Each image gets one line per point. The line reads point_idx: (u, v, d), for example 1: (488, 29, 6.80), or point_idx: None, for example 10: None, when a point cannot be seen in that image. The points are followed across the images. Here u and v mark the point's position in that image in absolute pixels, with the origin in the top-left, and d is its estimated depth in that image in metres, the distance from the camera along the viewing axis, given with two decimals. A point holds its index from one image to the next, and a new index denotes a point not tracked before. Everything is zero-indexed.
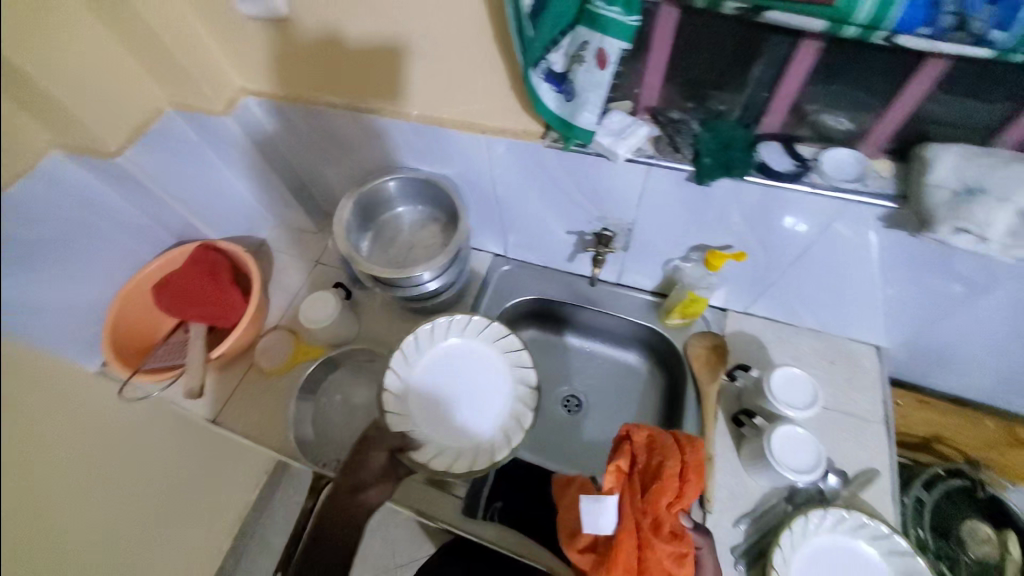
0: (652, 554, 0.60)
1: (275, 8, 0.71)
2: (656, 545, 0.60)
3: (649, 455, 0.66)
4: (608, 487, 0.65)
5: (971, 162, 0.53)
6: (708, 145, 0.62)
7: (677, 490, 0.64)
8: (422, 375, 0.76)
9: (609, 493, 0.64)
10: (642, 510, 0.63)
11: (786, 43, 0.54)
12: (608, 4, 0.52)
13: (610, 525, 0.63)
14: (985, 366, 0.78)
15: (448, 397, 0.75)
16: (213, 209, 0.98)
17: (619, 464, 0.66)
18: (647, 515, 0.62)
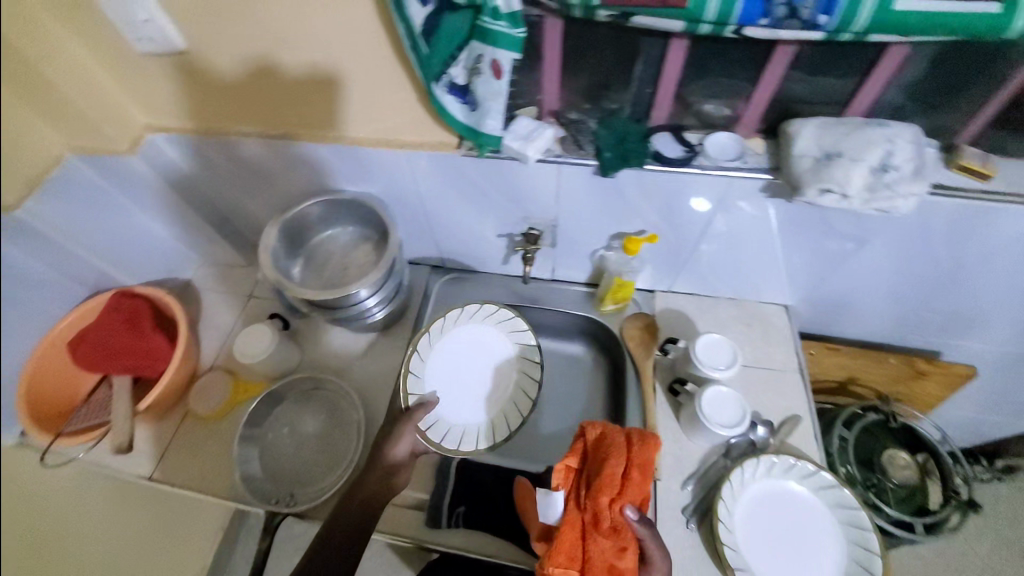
0: (593, 547, 0.60)
1: (172, 44, 0.70)
2: (595, 539, 0.60)
3: (597, 452, 0.65)
4: (557, 484, 0.66)
5: (826, 131, 0.61)
6: (607, 141, 0.68)
7: (618, 489, 0.61)
8: (439, 355, 0.86)
9: (556, 489, 0.65)
10: (585, 506, 0.62)
11: (659, 44, 0.60)
12: (495, 19, 0.55)
13: (556, 516, 0.64)
14: (876, 309, 0.88)
15: (460, 378, 0.85)
16: (127, 255, 0.93)
17: (568, 462, 0.66)
18: (588, 511, 0.61)
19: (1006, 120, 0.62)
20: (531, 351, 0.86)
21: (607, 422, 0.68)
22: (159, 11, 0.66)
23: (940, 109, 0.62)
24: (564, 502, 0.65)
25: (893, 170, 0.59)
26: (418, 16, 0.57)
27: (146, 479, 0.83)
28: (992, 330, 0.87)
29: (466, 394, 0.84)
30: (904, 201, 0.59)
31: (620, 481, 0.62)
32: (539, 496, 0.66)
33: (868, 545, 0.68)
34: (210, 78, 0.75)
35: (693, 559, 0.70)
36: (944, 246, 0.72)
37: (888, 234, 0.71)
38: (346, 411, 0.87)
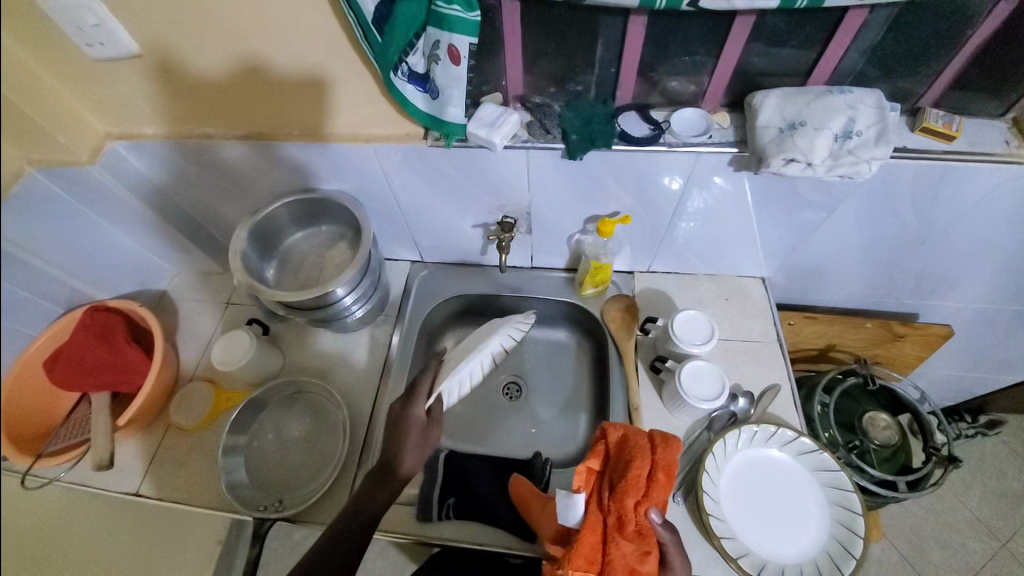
0: (616, 549, 0.58)
1: (124, 48, 0.68)
2: (618, 541, 0.58)
3: (620, 454, 0.65)
4: (577, 486, 0.65)
5: (788, 102, 0.61)
6: (572, 123, 0.67)
7: (647, 492, 0.60)
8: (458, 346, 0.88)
9: (578, 491, 0.64)
10: (609, 508, 0.61)
11: (618, 22, 0.59)
12: (448, 4, 0.54)
13: (577, 520, 0.62)
14: (851, 276, 0.90)
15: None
16: (97, 269, 0.91)
17: (589, 464, 0.66)
18: (611, 514, 0.60)
19: (963, 80, 0.62)
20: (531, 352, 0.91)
21: (631, 425, 0.69)
22: (106, 14, 0.64)
23: (900, 74, 0.62)
24: (584, 505, 0.63)
25: (856, 136, 0.59)
26: (371, 4, 0.55)
27: (134, 494, 0.82)
28: (962, 288, 0.89)
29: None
30: (868, 166, 0.59)
31: (645, 484, 0.61)
32: (559, 498, 0.63)
33: (850, 505, 0.70)
34: (167, 81, 0.73)
35: (683, 532, 0.71)
36: (912, 209, 0.73)
37: (856, 200, 0.72)
38: (332, 412, 0.86)
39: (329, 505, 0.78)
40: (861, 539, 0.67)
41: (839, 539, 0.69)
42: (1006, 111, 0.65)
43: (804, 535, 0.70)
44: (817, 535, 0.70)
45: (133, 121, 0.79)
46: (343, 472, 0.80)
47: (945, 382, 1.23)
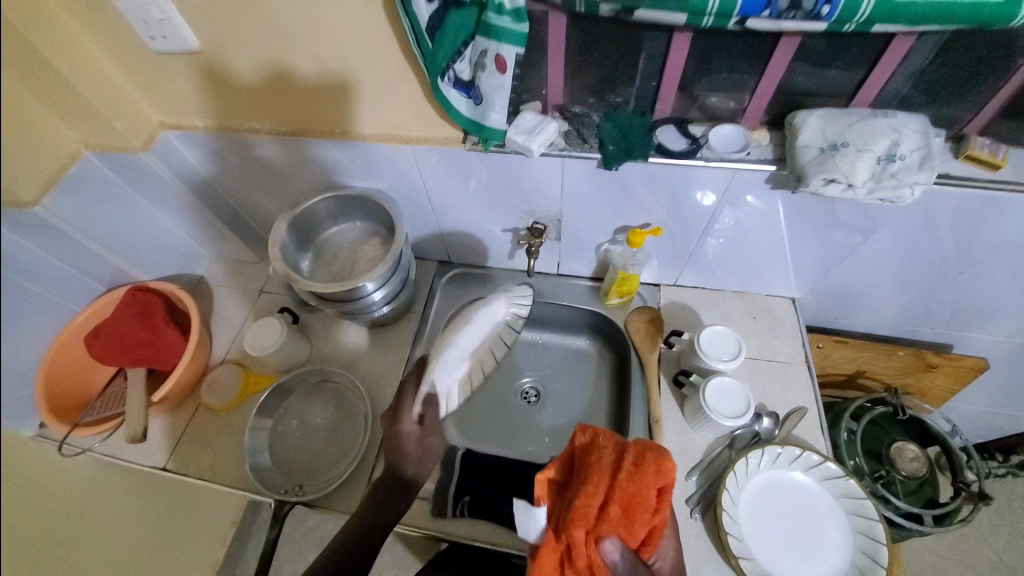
0: None
1: (186, 43, 0.71)
2: None
3: (581, 468, 0.59)
4: (540, 499, 0.62)
5: (830, 122, 0.61)
6: (610, 134, 0.68)
7: (593, 521, 0.54)
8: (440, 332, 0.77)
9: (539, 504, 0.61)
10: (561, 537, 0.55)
11: (662, 37, 0.60)
12: (499, 14, 0.56)
13: (536, 535, 0.59)
14: (884, 301, 0.88)
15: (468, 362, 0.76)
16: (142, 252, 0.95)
17: (548, 475, 0.62)
18: (562, 543, 0.55)
19: (1012, 107, 0.61)
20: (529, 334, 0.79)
21: (605, 433, 0.62)
22: (172, 10, 0.67)
23: (948, 99, 0.61)
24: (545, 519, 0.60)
25: (899, 160, 0.59)
26: (425, 12, 0.57)
27: (161, 468, 0.84)
28: (1000, 322, 0.86)
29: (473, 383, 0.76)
30: (910, 191, 0.58)
31: (596, 514, 0.54)
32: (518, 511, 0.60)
33: (873, 534, 0.68)
34: (221, 76, 0.76)
35: (699, 548, 0.71)
36: (952, 236, 0.71)
37: (893, 225, 0.71)
38: (355, 403, 0.88)
39: (348, 494, 0.80)
40: (884, 570, 0.66)
41: (858, 567, 0.68)
42: None
43: (823, 561, 0.69)
44: (836, 562, 0.69)
45: (188, 113, 0.83)
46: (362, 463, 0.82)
47: (975, 417, 1.19)
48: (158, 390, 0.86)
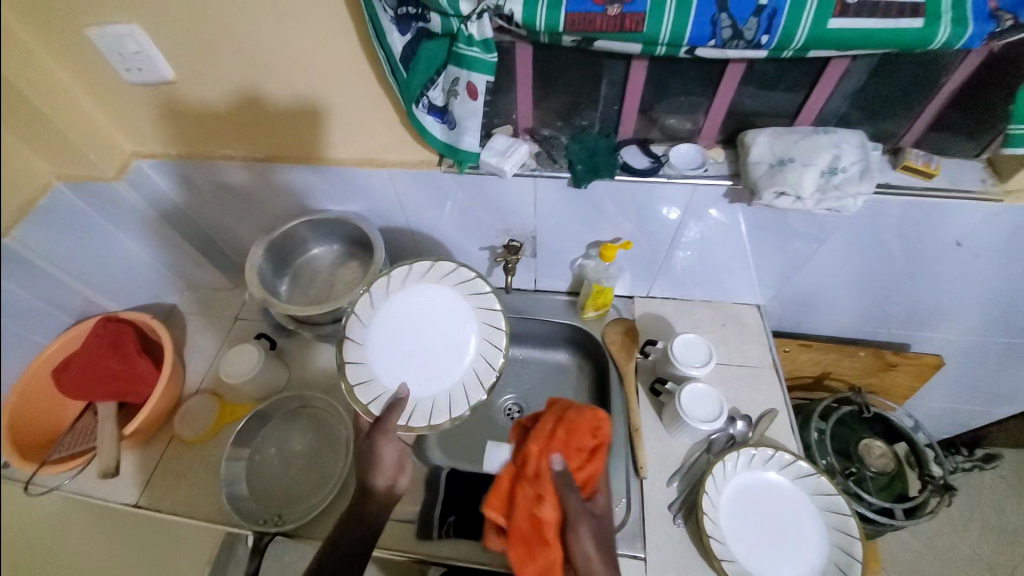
0: (520, 492, 0.65)
1: (162, 75, 0.73)
2: (519, 486, 0.66)
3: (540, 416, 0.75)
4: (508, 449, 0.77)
5: (777, 140, 0.66)
6: (578, 154, 0.72)
7: (547, 444, 0.69)
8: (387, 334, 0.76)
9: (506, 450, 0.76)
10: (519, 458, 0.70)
11: (622, 65, 0.65)
12: (468, 45, 0.59)
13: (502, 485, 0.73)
14: (843, 304, 0.93)
15: (397, 343, 0.76)
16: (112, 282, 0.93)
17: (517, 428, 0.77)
18: (519, 461, 0.69)
19: (941, 120, 0.67)
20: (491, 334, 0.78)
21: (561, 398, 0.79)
22: (149, 43, 0.69)
23: (881, 117, 0.68)
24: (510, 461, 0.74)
25: (842, 172, 0.64)
26: (398, 44, 0.61)
27: (133, 506, 0.82)
28: (949, 320, 0.92)
29: (419, 365, 0.75)
30: (853, 200, 0.63)
31: (548, 435, 0.70)
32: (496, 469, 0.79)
33: (847, 529, 0.71)
34: (196, 105, 0.78)
35: (683, 554, 0.72)
36: (897, 241, 0.77)
37: (843, 233, 0.77)
38: (335, 427, 0.87)
39: (330, 521, 0.78)
40: (859, 563, 0.68)
41: (836, 562, 0.70)
42: (981, 152, 0.70)
43: (803, 559, 0.71)
44: (816, 559, 0.71)
45: (163, 142, 0.84)
46: (344, 488, 0.80)
47: (938, 414, 1.25)
48: (130, 423, 0.84)
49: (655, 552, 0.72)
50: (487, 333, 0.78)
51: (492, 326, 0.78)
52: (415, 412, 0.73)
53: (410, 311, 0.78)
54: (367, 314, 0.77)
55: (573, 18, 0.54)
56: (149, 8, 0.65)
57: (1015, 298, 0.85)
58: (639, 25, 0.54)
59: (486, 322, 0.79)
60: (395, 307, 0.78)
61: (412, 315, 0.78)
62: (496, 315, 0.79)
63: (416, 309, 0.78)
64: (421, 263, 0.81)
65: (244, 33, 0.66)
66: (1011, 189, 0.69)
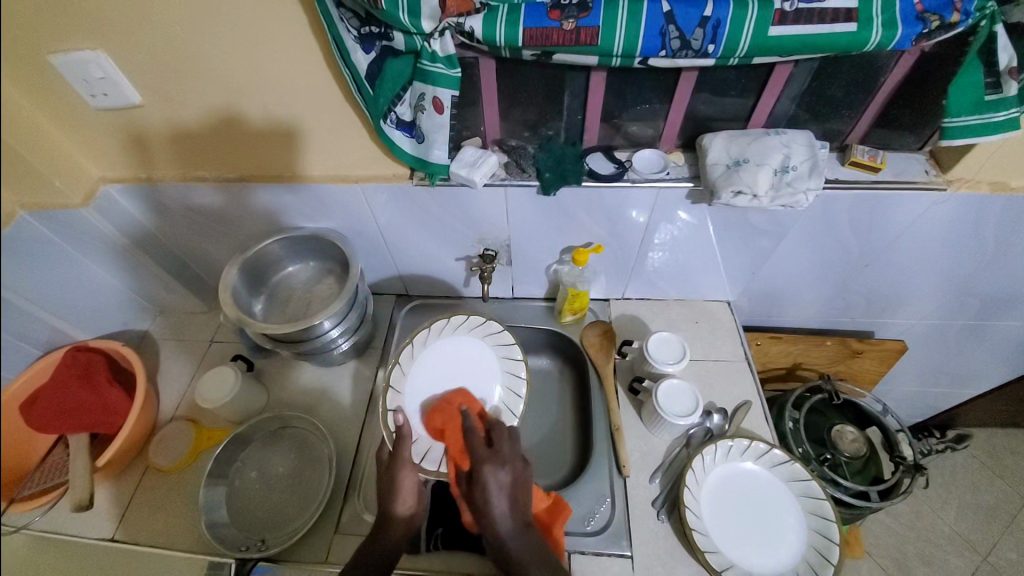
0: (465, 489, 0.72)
1: (128, 99, 0.73)
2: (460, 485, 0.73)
3: None
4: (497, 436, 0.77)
5: (731, 143, 0.70)
6: (545, 162, 0.74)
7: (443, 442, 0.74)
8: (421, 367, 0.83)
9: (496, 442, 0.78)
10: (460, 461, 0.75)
11: (582, 76, 0.68)
12: (432, 62, 0.61)
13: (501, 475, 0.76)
14: (809, 296, 0.97)
15: (430, 385, 0.82)
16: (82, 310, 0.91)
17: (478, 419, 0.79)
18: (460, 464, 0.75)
19: (884, 117, 0.72)
20: (510, 401, 0.82)
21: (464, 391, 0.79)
22: (114, 69, 0.69)
23: (827, 117, 0.72)
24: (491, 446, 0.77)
25: (793, 170, 0.67)
26: (363, 62, 0.62)
27: (109, 539, 0.79)
28: (908, 305, 0.97)
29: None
30: (805, 196, 0.67)
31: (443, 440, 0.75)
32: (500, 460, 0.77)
33: (824, 512, 0.73)
34: (164, 129, 0.78)
35: (669, 549, 0.73)
36: (852, 233, 0.81)
37: (800, 227, 0.81)
38: (317, 446, 0.86)
39: (314, 541, 0.77)
40: (837, 545, 0.70)
41: (816, 546, 0.72)
42: (922, 145, 0.75)
43: (783, 545, 0.72)
44: (796, 544, 0.73)
45: (131, 166, 0.83)
46: (328, 506, 0.79)
47: (909, 398, 1.30)
48: (103, 453, 0.82)
49: (642, 549, 0.73)
50: (510, 398, 0.82)
51: (515, 394, 0.82)
52: (427, 453, 0.76)
53: (451, 360, 0.84)
54: (420, 348, 0.85)
55: (531, 33, 0.57)
56: (115, 36, 0.66)
57: (966, 281, 0.90)
58: (594, 39, 0.57)
59: (511, 387, 0.83)
60: (442, 349, 0.85)
61: (452, 362, 0.84)
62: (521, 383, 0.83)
63: (456, 356, 0.85)
64: (475, 319, 0.88)
65: (211, 56, 0.67)
66: (952, 178, 0.73)
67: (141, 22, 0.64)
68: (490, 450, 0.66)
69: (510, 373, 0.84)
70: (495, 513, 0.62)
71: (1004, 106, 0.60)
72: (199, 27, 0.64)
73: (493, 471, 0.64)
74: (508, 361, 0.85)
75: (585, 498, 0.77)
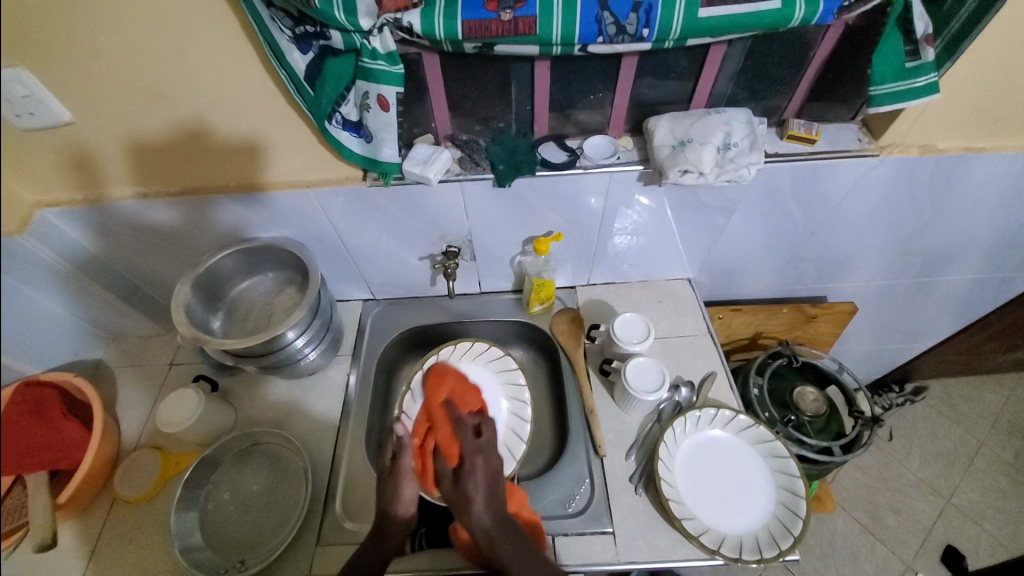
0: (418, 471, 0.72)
1: (57, 118, 0.69)
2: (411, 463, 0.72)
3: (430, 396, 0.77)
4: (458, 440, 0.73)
5: (675, 124, 0.71)
6: (498, 155, 0.75)
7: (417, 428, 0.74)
8: None
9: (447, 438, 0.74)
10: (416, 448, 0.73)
11: (527, 67, 0.68)
12: (373, 59, 0.60)
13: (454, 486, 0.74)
14: (764, 268, 1.01)
15: None
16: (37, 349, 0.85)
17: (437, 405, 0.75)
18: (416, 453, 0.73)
19: (816, 91, 0.75)
20: (516, 441, 0.83)
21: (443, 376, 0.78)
22: (37, 85, 0.64)
23: (763, 94, 0.75)
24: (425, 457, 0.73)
25: (735, 147, 0.70)
26: (301, 62, 0.61)
27: None
28: (855, 269, 1.03)
29: None
30: (747, 170, 0.69)
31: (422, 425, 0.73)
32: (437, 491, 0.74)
33: (789, 470, 0.77)
34: (98, 147, 0.74)
35: (649, 522, 0.75)
36: (797, 204, 0.85)
37: (748, 202, 0.84)
38: (291, 461, 0.84)
39: (296, 557, 0.75)
40: (804, 499, 0.74)
41: (784, 503, 0.75)
42: (855, 115, 0.79)
43: (755, 505, 0.76)
44: (765, 501, 0.76)
45: (64, 187, 0.78)
46: (308, 519, 0.78)
47: (866, 356, 1.37)
48: (62, 490, 0.79)
49: (624, 525, 0.75)
50: (515, 422, 0.85)
51: (519, 418, 0.85)
52: None
53: None
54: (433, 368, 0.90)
55: (470, 25, 0.57)
56: (31, 50, 0.62)
57: (909, 239, 0.95)
58: (532, 29, 0.57)
59: (514, 412, 0.86)
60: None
61: None
62: (525, 408, 0.86)
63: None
64: (492, 349, 0.91)
65: (142, 66, 0.65)
66: (884, 144, 0.78)
67: (59, 32, 0.61)
68: (478, 441, 0.68)
69: (513, 399, 0.87)
70: (481, 473, 0.65)
71: (923, 71, 0.65)
72: (123, 35, 0.62)
73: (478, 461, 0.66)
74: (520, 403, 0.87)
75: (564, 482, 0.79)
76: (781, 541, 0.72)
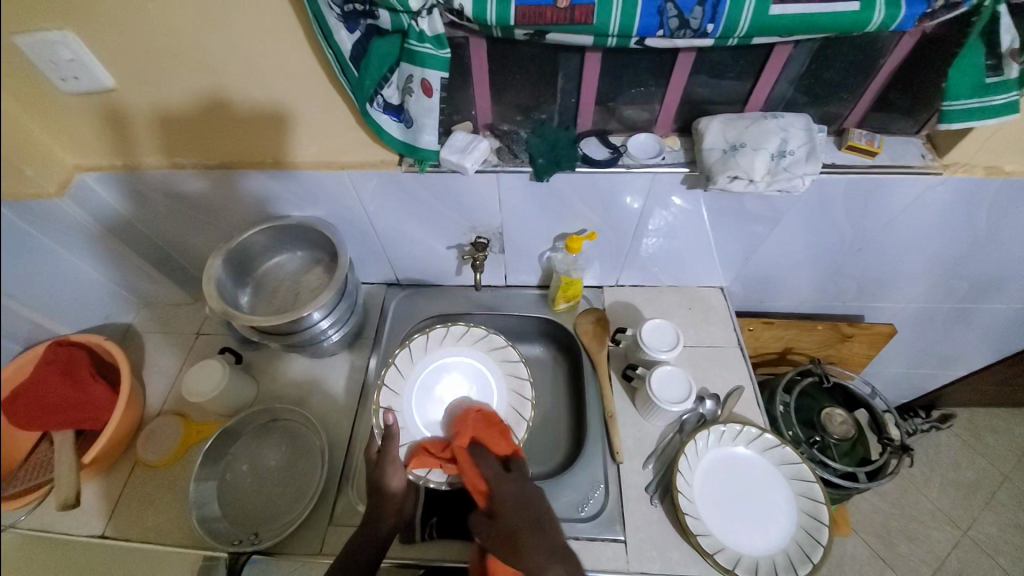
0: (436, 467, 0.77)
1: (101, 82, 0.69)
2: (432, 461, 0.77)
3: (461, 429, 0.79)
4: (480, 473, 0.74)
5: (727, 127, 0.68)
6: (539, 148, 0.72)
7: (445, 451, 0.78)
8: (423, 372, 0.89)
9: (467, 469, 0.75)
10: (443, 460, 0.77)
11: (576, 58, 0.65)
12: (420, 41, 0.58)
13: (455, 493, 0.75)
14: (800, 281, 0.97)
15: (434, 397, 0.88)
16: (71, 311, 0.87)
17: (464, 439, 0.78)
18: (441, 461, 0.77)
19: (881, 101, 0.70)
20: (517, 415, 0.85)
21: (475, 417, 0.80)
22: (83, 50, 0.65)
23: (824, 101, 0.70)
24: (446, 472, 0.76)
25: (789, 155, 0.66)
26: (347, 42, 0.59)
27: (100, 537, 0.78)
28: (897, 290, 0.98)
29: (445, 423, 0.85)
30: (801, 181, 0.66)
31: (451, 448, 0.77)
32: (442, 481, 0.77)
33: (813, 495, 0.75)
34: (138, 115, 0.74)
35: (663, 533, 0.74)
36: (846, 219, 0.81)
37: (795, 213, 0.80)
38: (309, 439, 0.85)
39: (309, 534, 0.76)
40: (826, 526, 0.72)
41: (804, 527, 0.73)
42: (919, 130, 0.74)
43: (773, 527, 0.74)
44: (784, 523, 0.74)
45: (103, 152, 0.79)
46: (321, 499, 0.79)
47: (896, 379, 1.32)
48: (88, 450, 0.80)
49: (637, 533, 0.74)
50: (516, 401, 0.87)
51: (520, 395, 0.87)
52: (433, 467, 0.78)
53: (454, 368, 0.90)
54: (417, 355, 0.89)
55: (524, 11, 0.54)
56: (81, 14, 0.62)
57: (958, 264, 0.90)
58: (590, 18, 0.55)
59: (513, 390, 0.87)
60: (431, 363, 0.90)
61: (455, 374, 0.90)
62: (524, 385, 0.87)
63: (450, 367, 0.90)
64: (475, 329, 0.92)
65: (188, 36, 0.64)
66: (949, 163, 0.73)
67: None
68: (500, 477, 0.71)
69: (511, 377, 0.89)
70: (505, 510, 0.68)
71: (1003, 89, 0.59)
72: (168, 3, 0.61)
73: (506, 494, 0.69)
74: (514, 379, 0.88)
75: (579, 485, 0.78)
76: (798, 567, 0.70)
